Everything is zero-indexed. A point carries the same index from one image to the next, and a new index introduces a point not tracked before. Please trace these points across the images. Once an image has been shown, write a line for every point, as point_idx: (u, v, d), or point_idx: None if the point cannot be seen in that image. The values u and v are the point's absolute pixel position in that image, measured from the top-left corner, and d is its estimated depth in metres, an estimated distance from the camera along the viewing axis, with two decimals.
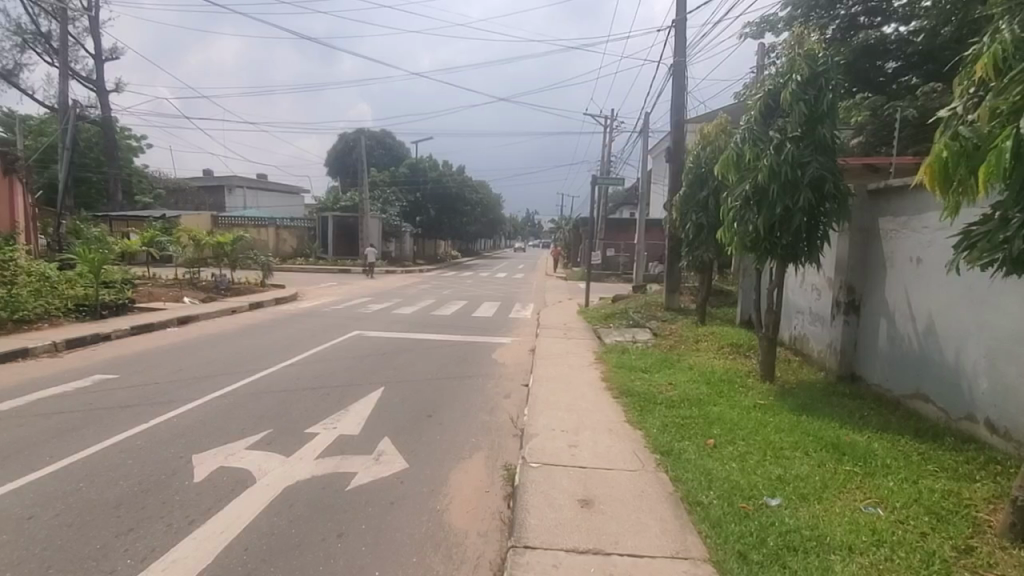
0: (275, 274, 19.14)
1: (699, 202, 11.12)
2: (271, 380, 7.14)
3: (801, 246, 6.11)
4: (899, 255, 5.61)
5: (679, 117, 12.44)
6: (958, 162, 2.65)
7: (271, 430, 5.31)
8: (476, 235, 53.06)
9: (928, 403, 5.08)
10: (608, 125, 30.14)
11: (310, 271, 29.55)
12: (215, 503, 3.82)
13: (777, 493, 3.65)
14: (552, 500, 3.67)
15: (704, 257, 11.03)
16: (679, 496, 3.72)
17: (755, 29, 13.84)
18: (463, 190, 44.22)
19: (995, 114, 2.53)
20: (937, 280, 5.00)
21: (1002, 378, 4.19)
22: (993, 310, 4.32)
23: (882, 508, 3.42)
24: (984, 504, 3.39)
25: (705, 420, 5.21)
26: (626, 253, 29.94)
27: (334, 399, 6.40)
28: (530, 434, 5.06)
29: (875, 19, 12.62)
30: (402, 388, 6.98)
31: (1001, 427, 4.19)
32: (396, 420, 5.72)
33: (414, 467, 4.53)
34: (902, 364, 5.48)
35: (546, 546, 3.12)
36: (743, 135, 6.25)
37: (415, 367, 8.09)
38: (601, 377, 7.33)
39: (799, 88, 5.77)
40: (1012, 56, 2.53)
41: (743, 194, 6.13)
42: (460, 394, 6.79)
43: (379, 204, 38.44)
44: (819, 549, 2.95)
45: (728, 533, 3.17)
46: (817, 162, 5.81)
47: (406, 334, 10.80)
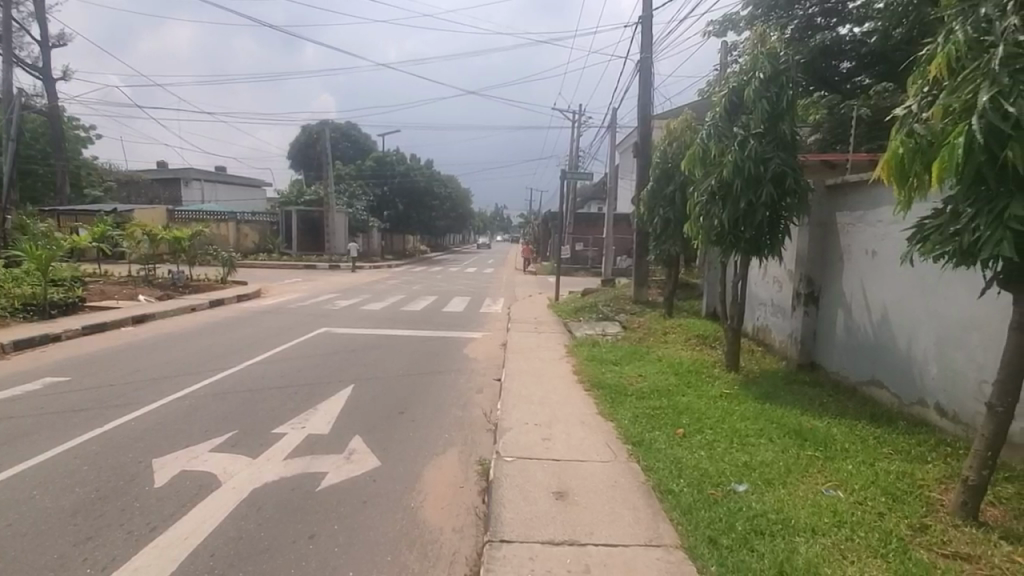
0: (236, 270, 18.52)
1: (666, 197, 11.33)
2: (237, 381, 6.91)
3: (764, 240, 6.30)
4: (855, 249, 5.86)
5: (646, 112, 12.62)
6: (913, 158, 2.80)
7: (236, 431, 5.14)
8: (444, 231, 52.60)
9: (882, 390, 5.33)
10: (576, 120, 30.44)
11: (274, 266, 28.79)
12: (179, 508, 3.68)
13: (744, 479, 3.77)
14: (525, 493, 3.70)
15: (670, 251, 11.30)
16: (651, 485, 3.80)
17: (717, 28, 14.15)
18: (431, 185, 43.76)
19: (948, 112, 2.66)
20: (891, 272, 5.24)
21: (951, 364, 4.43)
22: (942, 301, 4.56)
23: (841, 490, 3.58)
24: (936, 484, 3.59)
25: (674, 410, 5.34)
26: (595, 247, 30.29)
27: (302, 397, 6.27)
28: (504, 428, 5.06)
29: (831, 20, 13.04)
30: (372, 385, 6.86)
31: (950, 410, 4.44)
32: (367, 417, 5.64)
33: (386, 465, 4.47)
34: (858, 353, 5.74)
35: (522, 539, 3.13)
36: (708, 132, 6.41)
37: (385, 363, 7.97)
38: (573, 370, 7.41)
39: (762, 85, 5.91)
40: (965, 56, 2.65)
41: (709, 188, 6.30)
42: (432, 390, 6.73)
43: (345, 198, 37.67)
44: (784, 532, 3.06)
45: (698, 519, 3.26)
46: (779, 158, 5.98)
47: (376, 331, 10.65)
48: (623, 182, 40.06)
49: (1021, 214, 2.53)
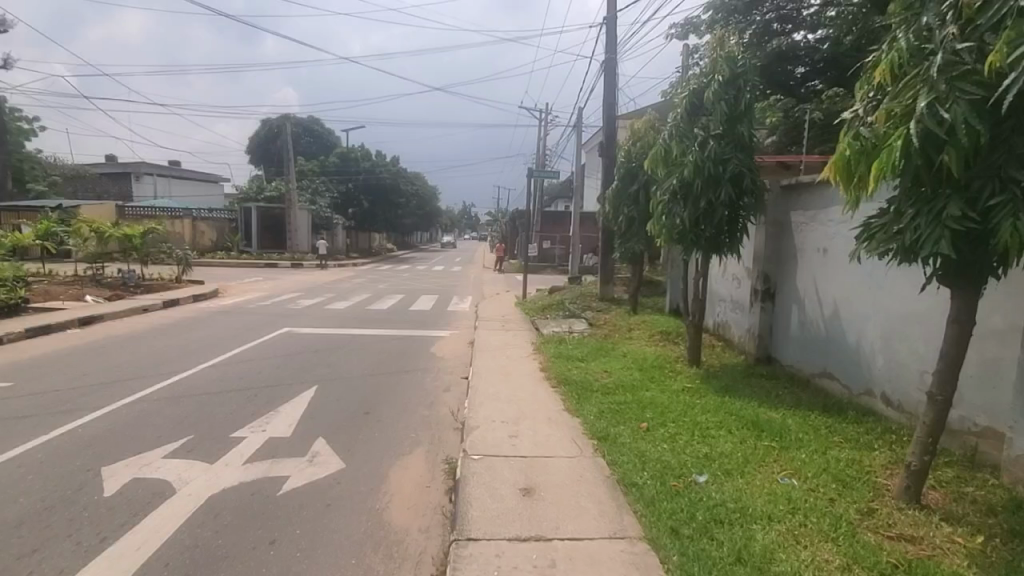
0: (192, 269, 17.79)
1: (630, 195, 11.53)
2: (194, 383, 6.64)
3: (723, 238, 6.48)
4: (808, 247, 6.10)
5: (611, 112, 12.79)
6: (858, 159, 2.96)
7: (192, 436, 4.94)
8: (411, 228, 52.00)
9: (833, 381, 5.58)
10: (543, 119, 30.57)
11: (234, 265, 27.84)
12: (131, 517, 3.53)
13: (705, 470, 3.89)
14: (492, 490, 3.70)
15: (635, 249, 11.52)
16: (616, 478, 3.87)
17: (679, 30, 14.46)
18: (397, 182, 43.19)
19: (890, 117, 2.81)
20: (841, 269, 5.48)
21: (896, 356, 4.67)
22: (887, 296, 4.80)
23: (795, 478, 3.73)
24: (882, 470, 3.79)
25: (638, 405, 5.44)
26: (562, 245, 30.54)
27: (262, 400, 6.08)
28: (471, 426, 5.05)
29: (787, 26, 13.49)
30: (336, 386, 6.73)
31: (895, 400, 4.68)
32: (331, 418, 5.53)
33: (351, 467, 4.40)
34: (810, 346, 6.00)
35: (489, 536, 3.13)
36: (670, 132, 6.55)
37: (350, 364, 7.82)
38: (540, 367, 7.45)
39: (720, 87, 6.07)
40: (906, 63, 2.80)
41: (671, 188, 6.46)
42: (399, 390, 6.64)
43: (308, 195, 36.76)
44: (742, 520, 3.17)
45: (661, 510, 3.33)
46: (737, 159, 6.17)
47: (340, 330, 10.44)
48: (589, 181, 40.55)
49: (957, 214, 2.68)
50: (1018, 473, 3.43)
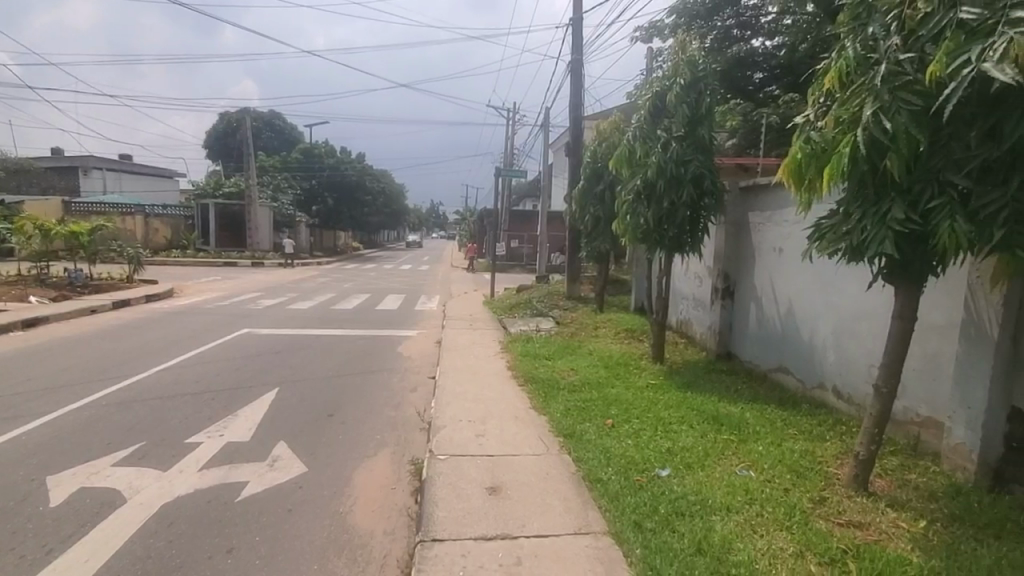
0: (146, 268, 17.00)
1: (596, 195, 11.68)
2: (147, 387, 6.36)
3: (685, 238, 6.64)
4: (765, 246, 6.32)
5: (578, 112, 12.92)
6: (809, 162, 3.11)
7: (144, 443, 4.73)
8: (377, 226, 51.23)
9: (788, 375, 5.80)
10: (510, 118, 30.59)
11: (190, 264, 26.76)
12: (79, 528, 3.36)
13: (667, 464, 3.98)
14: (459, 489, 3.69)
15: (601, 247, 11.68)
16: (581, 474, 3.91)
17: (643, 34, 14.72)
18: (363, 179, 42.47)
19: (839, 123, 2.95)
20: (795, 268, 5.70)
21: (845, 350, 4.90)
22: (838, 294, 5.02)
23: (753, 470, 3.86)
24: (833, 460, 3.96)
25: (603, 401, 5.52)
26: (530, 244, 30.69)
27: (220, 403, 5.87)
28: (438, 426, 5.02)
29: (746, 33, 13.91)
30: (299, 388, 6.56)
31: (844, 392, 4.91)
32: (293, 421, 5.39)
33: (314, 470, 4.30)
34: (767, 343, 6.21)
35: (455, 536, 3.12)
36: (634, 134, 6.68)
37: (314, 365, 7.64)
38: (508, 366, 7.46)
39: (682, 90, 6.22)
40: (853, 71, 2.93)
41: (635, 188, 6.57)
42: (363, 391, 6.54)
43: (269, 191, 35.68)
44: (701, 512, 3.26)
45: (625, 505, 3.40)
46: (698, 160, 6.32)
47: (303, 331, 10.18)
48: (556, 180, 40.90)
49: (901, 216, 2.81)
50: (956, 460, 3.64)
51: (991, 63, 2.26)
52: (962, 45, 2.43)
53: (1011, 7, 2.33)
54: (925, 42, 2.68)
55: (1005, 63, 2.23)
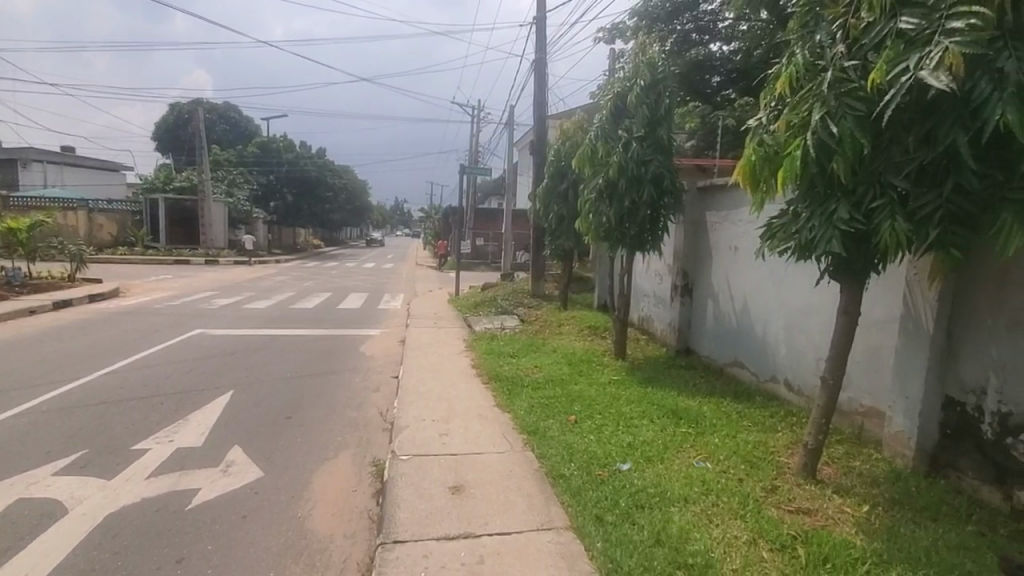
0: (90, 266, 16.07)
1: (560, 194, 11.78)
2: (90, 392, 6.01)
3: (646, 236, 6.78)
4: (722, 245, 6.52)
5: (542, 111, 12.97)
6: (762, 164, 3.23)
7: (88, 450, 4.47)
8: (339, 224, 50.10)
9: (743, 369, 6.01)
10: (475, 116, 30.44)
11: (139, 262, 25.45)
12: (13, 542, 3.15)
13: (628, 458, 4.05)
14: (421, 490, 3.65)
15: (564, 245, 11.79)
16: (544, 471, 3.94)
17: (606, 34, 14.90)
18: (323, 175, 41.44)
19: (789, 126, 3.07)
20: (749, 266, 5.91)
21: (796, 345, 5.11)
22: (788, 291, 5.24)
23: (709, 461, 3.98)
24: (784, 450, 4.13)
25: (566, 398, 5.58)
26: (495, 242, 30.71)
27: (171, 408, 5.61)
28: (401, 426, 4.96)
29: (704, 37, 14.25)
30: (256, 390, 6.34)
31: (795, 385, 5.12)
32: (248, 425, 5.20)
33: (271, 474, 4.17)
34: (723, 338, 6.42)
35: (416, 537, 3.08)
36: (596, 133, 6.76)
37: (272, 366, 7.40)
38: (472, 364, 7.43)
39: (642, 91, 6.33)
40: (803, 78, 3.05)
41: (597, 187, 6.67)
42: (323, 392, 6.38)
43: (224, 187, 34.31)
44: (660, 503, 3.34)
45: (587, 499, 3.44)
46: (658, 161, 6.46)
47: (261, 331, 9.86)
48: (521, 179, 41.07)
49: (846, 216, 2.95)
50: (895, 447, 3.86)
51: (927, 71, 2.40)
52: (901, 54, 2.56)
53: (947, 18, 2.46)
54: (867, 51, 2.81)
55: (940, 71, 2.37)
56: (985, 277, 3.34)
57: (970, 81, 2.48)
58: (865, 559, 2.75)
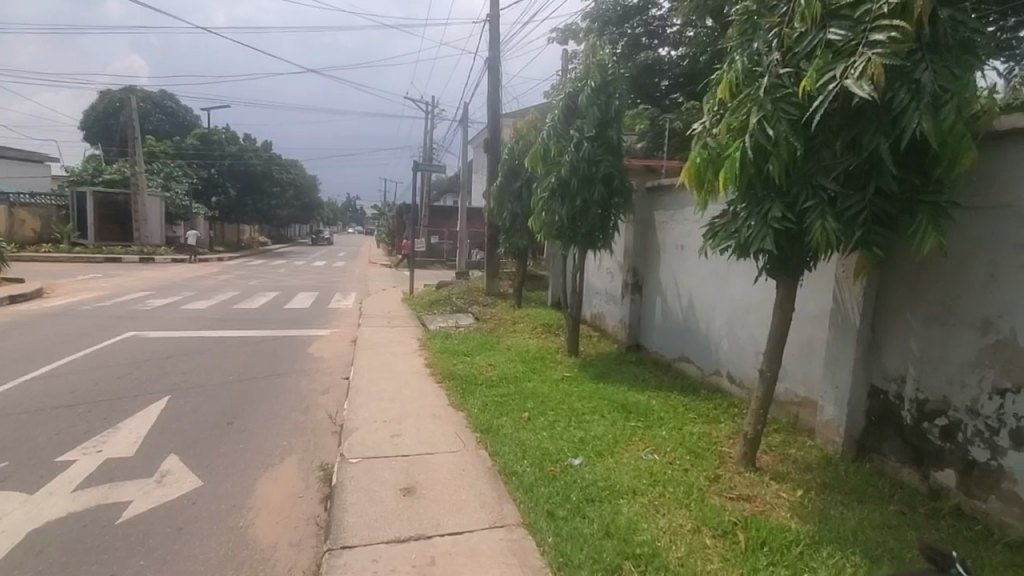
0: (8, 265, 14.80)
1: (513, 192, 11.82)
2: (6, 400, 5.53)
3: (597, 235, 6.90)
4: (669, 243, 6.73)
5: (495, 109, 12.96)
6: (706, 165, 3.37)
7: (2, 463, 4.11)
8: (287, 221, 48.32)
9: (690, 363, 6.22)
10: (429, 111, 29.97)
11: (64, 260, 23.65)
12: None
13: (579, 453, 4.11)
14: (371, 493, 3.57)
15: (518, 244, 11.85)
16: (497, 469, 3.94)
17: (559, 35, 15.06)
18: (270, 169, 39.92)
19: (730, 130, 3.21)
20: (695, 264, 6.13)
21: (737, 339, 5.34)
22: (731, 288, 5.47)
23: (657, 453, 4.10)
24: (726, 440, 4.32)
25: (520, 395, 5.60)
26: (449, 241, 30.48)
27: (100, 415, 5.24)
28: (350, 428, 4.83)
29: (653, 41, 14.65)
30: (195, 394, 6.02)
31: (736, 377, 5.35)
32: (186, 432, 4.92)
33: (211, 483, 3.97)
34: (671, 334, 6.63)
35: (366, 542, 3.01)
36: (548, 132, 6.82)
37: (213, 369, 7.05)
38: (425, 364, 7.34)
39: (593, 92, 6.44)
40: (742, 83, 3.18)
41: (549, 186, 6.74)
42: (268, 395, 6.13)
43: (160, 180, 32.36)
44: (610, 496, 3.41)
45: (539, 495, 3.47)
46: (608, 161, 6.58)
47: (201, 332, 9.36)
48: (474, 177, 40.92)
49: (779, 215, 3.10)
50: (827, 434, 4.10)
51: (852, 80, 2.58)
52: (829, 63, 2.73)
53: (870, 31, 2.64)
54: (800, 59, 2.96)
55: (863, 80, 2.55)
56: (903, 274, 3.60)
57: (891, 91, 2.67)
58: (799, 541, 2.91)
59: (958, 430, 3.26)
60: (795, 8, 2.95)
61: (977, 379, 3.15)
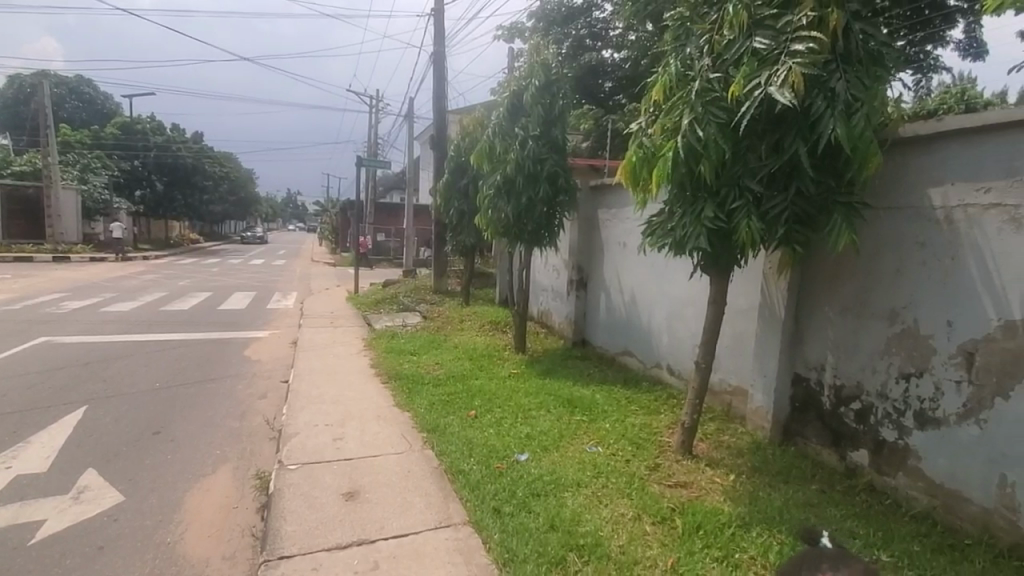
0: None
1: (460, 189, 11.74)
2: None
3: (543, 233, 6.97)
4: (612, 241, 6.90)
5: (441, 105, 12.82)
6: (642, 165, 3.50)
7: None
8: (221, 217, 45.77)
9: (632, 357, 6.42)
10: (374, 106, 29.14)
11: None
12: None
13: (525, 449, 4.16)
14: (311, 500, 3.45)
15: (466, 241, 11.79)
16: (443, 468, 3.91)
17: (505, 33, 15.08)
18: (202, 162, 37.61)
19: (665, 131, 3.34)
20: (636, 261, 6.32)
21: (676, 333, 5.55)
22: (670, 284, 5.68)
23: (600, 446, 4.21)
24: (666, 430, 4.49)
25: (467, 393, 5.59)
26: (396, 239, 29.88)
27: (6, 429, 4.78)
28: (290, 433, 4.65)
29: (597, 43, 14.94)
30: (117, 403, 5.60)
31: (675, 369, 5.58)
32: (106, 443, 4.57)
33: (135, 497, 3.71)
34: (615, 329, 6.81)
35: (305, 551, 2.91)
36: (493, 130, 6.82)
37: (138, 376, 6.59)
38: (370, 364, 7.16)
39: (537, 91, 6.50)
40: (675, 86, 3.31)
41: (495, 184, 6.75)
42: (201, 401, 5.80)
43: (76, 172, 29.79)
44: (555, 490, 3.47)
45: (485, 492, 3.47)
46: (553, 159, 6.66)
47: (124, 336, 8.71)
48: (422, 175, 40.37)
49: (711, 215, 3.25)
50: (756, 421, 4.35)
51: (775, 87, 2.74)
52: (755, 71, 2.89)
53: (791, 41, 2.81)
54: (728, 65, 3.10)
55: (785, 87, 2.71)
56: (822, 269, 3.86)
57: (809, 98, 2.85)
58: (731, 523, 3.07)
59: (870, 413, 3.55)
60: (724, 16, 3.09)
61: (886, 366, 3.44)
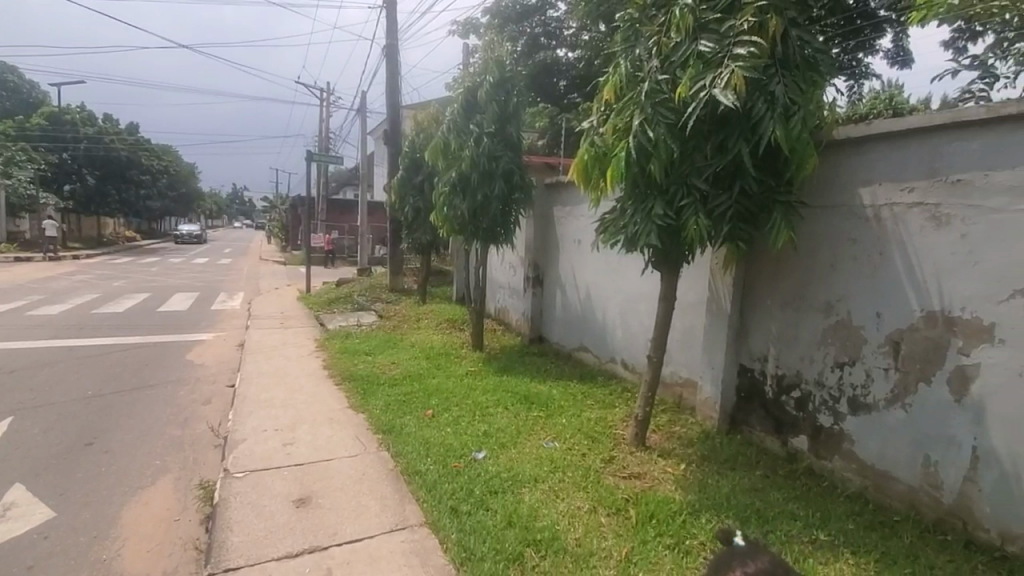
0: None
1: (415, 186, 11.56)
2: None
3: (499, 230, 6.97)
4: (568, 238, 6.97)
5: (395, 100, 12.58)
6: (593, 164, 3.57)
7: None
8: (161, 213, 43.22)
9: (588, 352, 6.52)
10: (324, 100, 28.22)
11: None
12: None
13: (483, 446, 4.14)
14: (260, 508, 3.31)
15: (422, 239, 11.63)
16: (399, 470, 3.85)
17: (460, 29, 14.94)
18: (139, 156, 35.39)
19: (615, 130, 3.41)
20: (591, 258, 6.42)
21: (630, 328, 5.68)
22: (624, 280, 5.79)
23: (557, 441, 4.25)
24: (620, 423, 4.59)
25: (424, 392, 5.52)
26: (350, 236, 29.15)
27: None
28: (237, 439, 4.45)
29: (552, 42, 15.03)
30: (45, 412, 5.20)
31: (629, 364, 5.71)
32: (31, 457, 4.23)
33: (66, 512, 3.46)
34: (571, 325, 6.89)
35: (253, 561, 2.80)
36: (448, 126, 6.75)
37: (69, 383, 6.14)
38: (323, 366, 6.96)
39: (491, 88, 6.48)
40: (626, 87, 3.38)
41: (450, 181, 6.69)
42: (141, 409, 5.47)
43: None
44: (512, 486, 3.48)
45: (441, 492, 3.44)
46: (508, 156, 6.66)
47: (53, 341, 8.09)
48: (376, 171, 39.56)
49: (661, 212, 3.34)
50: (705, 411, 4.51)
51: (719, 89, 2.84)
52: (700, 73, 2.98)
53: (733, 45, 2.92)
54: (675, 67, 3.17)
55: (728, 89, 2.82)
56: (765, 264, 4.04)
57: (750, 101, 2.97)
58: (681, 511, 3.18)
59: (809, 400, 3.75)
60: (671, 19, 3.17)
61: (823, 355, 3.64)
